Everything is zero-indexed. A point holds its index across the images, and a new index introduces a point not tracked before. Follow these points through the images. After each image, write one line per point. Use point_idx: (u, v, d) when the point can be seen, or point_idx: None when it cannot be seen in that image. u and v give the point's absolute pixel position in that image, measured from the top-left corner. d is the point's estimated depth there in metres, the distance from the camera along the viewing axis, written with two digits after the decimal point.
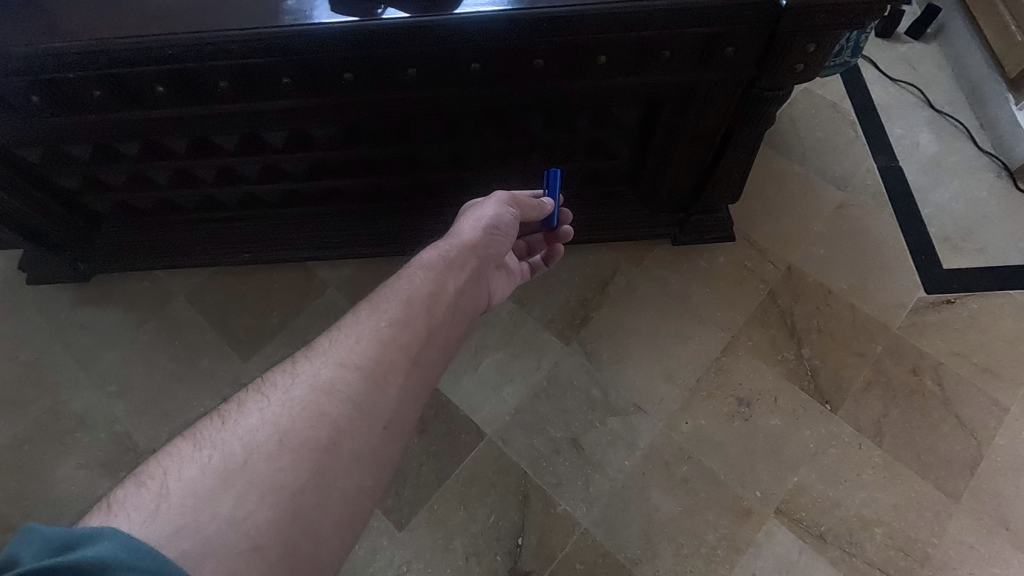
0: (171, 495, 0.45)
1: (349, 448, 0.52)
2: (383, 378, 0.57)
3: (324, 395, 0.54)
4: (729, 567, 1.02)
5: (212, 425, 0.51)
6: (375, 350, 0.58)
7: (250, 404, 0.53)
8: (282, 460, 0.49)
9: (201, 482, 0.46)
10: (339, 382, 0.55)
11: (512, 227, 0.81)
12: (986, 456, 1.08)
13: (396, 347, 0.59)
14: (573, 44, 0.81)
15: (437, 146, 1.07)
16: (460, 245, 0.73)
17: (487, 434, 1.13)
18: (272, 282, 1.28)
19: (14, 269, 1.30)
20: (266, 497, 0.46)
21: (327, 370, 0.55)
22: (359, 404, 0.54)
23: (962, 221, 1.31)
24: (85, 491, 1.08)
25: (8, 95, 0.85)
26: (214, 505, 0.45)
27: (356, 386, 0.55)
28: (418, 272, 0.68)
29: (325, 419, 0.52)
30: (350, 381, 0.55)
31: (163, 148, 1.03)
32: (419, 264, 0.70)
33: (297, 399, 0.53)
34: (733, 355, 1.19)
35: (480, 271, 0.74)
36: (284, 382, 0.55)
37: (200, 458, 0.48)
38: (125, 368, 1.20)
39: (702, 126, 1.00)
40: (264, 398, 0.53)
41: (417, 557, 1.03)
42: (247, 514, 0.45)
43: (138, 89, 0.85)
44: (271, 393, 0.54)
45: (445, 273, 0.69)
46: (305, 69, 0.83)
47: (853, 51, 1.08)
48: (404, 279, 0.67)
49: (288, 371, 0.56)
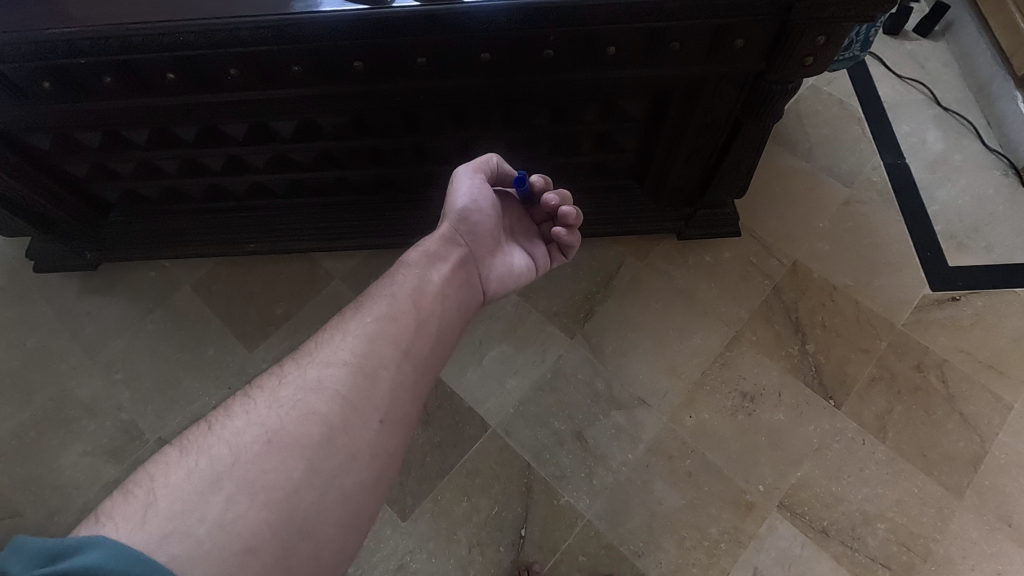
0: (159, 501, 0.44)
1: (344, 443, 0.52)
2: (374, 372, 0.57)
3: (314, 393, 0.54)
4: (731, 560, 1.02)
5: (199, 430, 0.51)
6: (364, 345, 0.59)
7: (236, 408, 0.53)
8: (272, 459, 0.48)
9: (189, 486, 0.45)
10: (328, 379, 0.55)
11: (494, 200, 0.79)
12: (989, 452, 1.08)
13: (385, 341, 0.60)
14: (584, 35, 0.81)
15: (445, 136, 1.07)
16: (438, 238, 0.75)
17: (491, 425, 1.13)
18: (278, 274, 1.28)
19: (20, 256, 1.30)
20: (257, 498, 0.46)
21: (315, 369, 0.56)
22: (350, 400, 0.54)
23: (968, 219, 1.31)
24: (90, 477, 1.09)
25: (18, 78, 0.85)
26: (203, 508, 0.44)
27: (347, 382, 0.55)
28: (403, 272, 0.70)
29: (315, 416, 0.52)
30: (340, 378, 0.55)
31: (171, 137, 1.04)
32: (404, 263, 0.72)
33: (286, 399, 0.53)
34: (737, 350, 1.19)
35: (467, 262, 0.75)
36: (272, 384, 0.55)
37: (187, 463, 0.47)
38: (130, 356, 1.20)
39: (710, 119, 1.00)
40: (251, 401, 0.53)
41: (420, 547, 1.03)
42: (238, 515, 0.45)
43: (149, 76, 0.85)
44: (258, 395, 0.54)
45: (427, 268, 0.71)
46: (315, 58, 0.83)
47: (863, 44, 1.08)
48: (391, 279, 0.69)
49: (276, 374, 0.57)
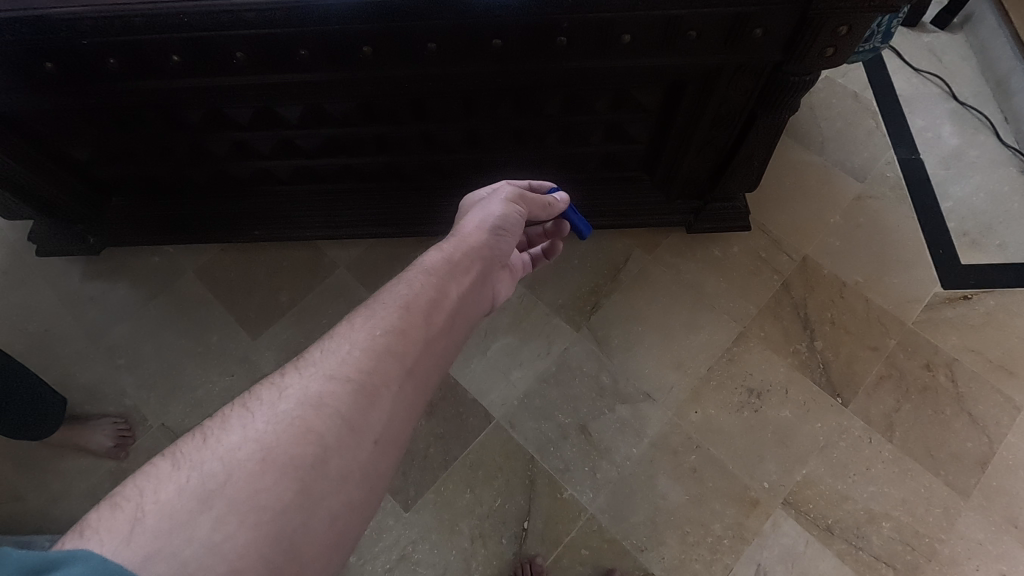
0: (148, 518, 0.41)
1: (338, 465, 0.49)
2: (375, 390, 0.54)
3: (312, 410, 0.50)
4: (734, 556, 1.02)
5: (193, 441, 0.47)
6: (369, 360, 0.55)
7: (233, 420, 0.49)
8: (264, 480, 0.45)
9: (179, 504, 0.42)
10: (328, 395, 0.51)
11: (519, 225, 0.81)
12: (997, 453, 1.07)
13: (390, 356, 0.56)
14: (599, 22, 0.79)
15: (453, 124, 1.06)
16: (465, 247, 0.73)
17: (495, 417, 1.13)
18: (281, 262, 1.27)
19: (23, 239, 1.29)
20: (246, 518, 0.43)
21: (317, 383, 0.52)
22: (348, 419, 0.51)
23: (982, 216, 1.29)
24: (92, 463, 1.08)
25: (19, 59, 0.83)
26: (191, 529, 0.41)
27: (347, 400, 0.52)
28: (420, 277, 0.66)
29: (311, 435, 0.48)
30: (340, 395, 0.52)
31: (175, 121, 1.02)
32: (422, 269, 0.67)
33: (284, 414, 0.49)
34: (745, 346, 1.18)
35: (483, 276, 0.72)
36: (271, 396, 0.51)
37: (178, 478, 0.44)
38: (133, 342, 1.19)
39: (724, 111, 0.98)
40: (250, 413, 0.49)
41: (423, 538, 1.03)
42: (225, 537, 0.42)
43: (153, 59, 0.84)
44: (256, 408, 0.50)
45: (448, 279, 0.67)
46: (323, 43, 0.81)
47: (884, 36, 1.05)
48: (406, 284, 0.64)
49: (277, 385, 0.52)
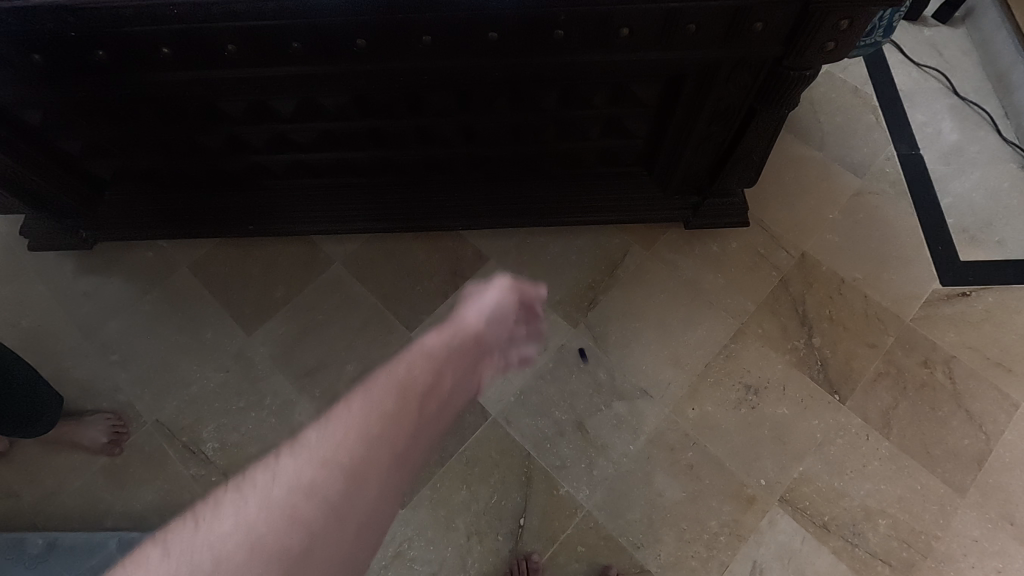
0: None
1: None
2: (366, 480, 0.42)
3: (300, 505, 0.39)
4: (731, 553, 1.01)
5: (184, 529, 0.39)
6: (362, 445, 0.43)
7: (223, 506, 0.40)
8: None
9: None
10: (320, 488, 0.40)
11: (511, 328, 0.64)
12: (993, 451, 1.07)
13: (386, 442, 0.44)
14: (598, 14, 0.78)
15: (449, 118, 1.04)
16: (461, 340, 0.57)
17: (492, 414, 1.12)
18: (276, 256, 1.26)
19: (14, 233, 1.28)
20: None
21: (306, 474, 0.41)
22: (337, 518, 0.40)
23: (981, 213, 1.28)
24: (86, 458, 1.08)
25: (8, 51, 0.82)
26: None
27: (338, 495, 0.41)
28: (417, 360, 0.52)
29: (296, 533, 0.38)
30: (331, 488, 0.41)
31: (167, 113, 1.01)
32: (419, 351, 0.54)
33: (273, 506, 0.39)
34: (743, 342, 1.17)
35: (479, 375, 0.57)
36: (260, 482, 0.41)
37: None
38: (126, 338, 1.18)
39: (723, 106, 0.97)
40: (233, 506, 0.39)
41: (419, 534, 1.03)
42: None
43: (142, 51, 0.82)
44: (239, 498, 0.40)
45: (445, 368, 0.53)
46: (317, 35, 0.80)
47: (886, 30, 1.04)
48: (400, 366, 0.50)
49: (267, 467, 0.42)
